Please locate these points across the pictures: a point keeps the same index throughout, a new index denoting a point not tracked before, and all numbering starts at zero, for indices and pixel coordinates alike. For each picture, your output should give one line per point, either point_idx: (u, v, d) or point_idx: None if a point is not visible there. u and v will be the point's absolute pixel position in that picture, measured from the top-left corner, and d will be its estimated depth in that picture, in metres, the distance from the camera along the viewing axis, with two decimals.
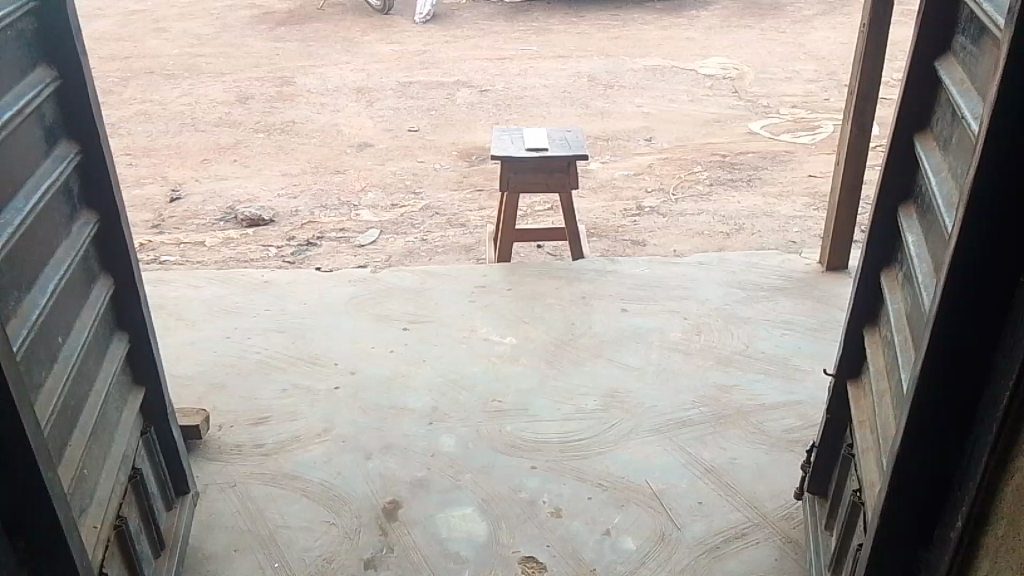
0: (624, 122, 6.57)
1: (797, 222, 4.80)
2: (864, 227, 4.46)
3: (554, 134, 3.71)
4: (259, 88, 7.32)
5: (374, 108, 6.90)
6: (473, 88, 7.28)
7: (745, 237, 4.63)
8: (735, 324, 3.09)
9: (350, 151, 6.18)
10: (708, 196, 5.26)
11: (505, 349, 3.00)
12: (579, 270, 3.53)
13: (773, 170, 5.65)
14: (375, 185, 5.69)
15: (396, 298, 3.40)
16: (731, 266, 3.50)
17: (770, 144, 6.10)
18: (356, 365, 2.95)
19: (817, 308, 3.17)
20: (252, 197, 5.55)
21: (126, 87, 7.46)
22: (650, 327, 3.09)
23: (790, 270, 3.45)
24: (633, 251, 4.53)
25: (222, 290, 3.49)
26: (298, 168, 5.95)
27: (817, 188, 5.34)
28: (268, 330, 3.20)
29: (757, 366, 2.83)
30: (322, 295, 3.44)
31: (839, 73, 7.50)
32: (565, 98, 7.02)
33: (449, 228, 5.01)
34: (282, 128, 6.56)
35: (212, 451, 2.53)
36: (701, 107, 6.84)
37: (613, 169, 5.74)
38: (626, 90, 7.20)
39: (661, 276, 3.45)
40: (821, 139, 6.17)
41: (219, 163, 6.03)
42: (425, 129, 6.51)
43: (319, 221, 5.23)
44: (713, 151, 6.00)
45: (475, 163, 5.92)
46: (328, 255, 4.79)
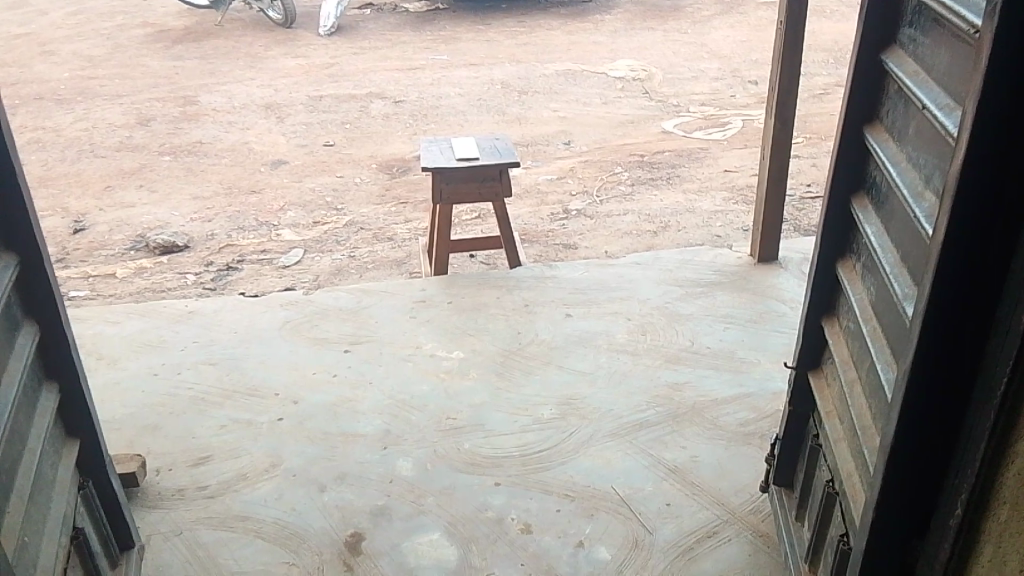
0: (541, 127, 6.59)
1: (720, 216, 4.90)
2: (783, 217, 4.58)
3: (482, 142, 3.65)
4: (160, 109, 7.00)
5: (285, 124, 6.70)
6: (386, 99, 7.17)
7: (673, 234, 4.69)
8: (677, 321, 3.11)
9: (264, 169, 5.97)
10: (632, 196, 5.32)
11: (452, 364, 2.93)
12: (517, 278, 3.50)
13: (691, 167, 5.77)
14: (294, 203, 5.51)
15: (333, 319, 3.29)
16: (667, 264, 3.53)
17: (685, 142, 6.23)
18: (298, 394, 2.82)
19: (754, 299, 3.23)
20: (163, 223, 5.29)
21: (14, 115, 7.02)
22: (595, 331, 3.08)
23: (724, 263, 3.50)
24: (566, 254, 4.53)
25: (143, 324, 3.29)
26: (211, 190, 5.71)
27: (735, 182, 5.47)
28: (199, 363, 3.03)
29: (704, 361, 2.85)
30: (253, 323, 3.29)
31: (742, 70, 7.73)
32: (481, 106, 7.00)
33: (376, 243, 4.90)
34: (189, 149, 6.28)
35: (151, 499, 2.37)
36: (615, 109, 6.93)
37: (536, 174, 5.75)
38: (540, 95, 7.23)
39: (600, 279, 3.45)
40: (732, 134, 6.35)
41: (124, 190, 5.73)
42: (340, 144, 6.35)
43: (237, 244, 5.03)
44: (632, 151, 6.08)
45: (396, 175, 5.81)
46: (251, 278, 4.60)
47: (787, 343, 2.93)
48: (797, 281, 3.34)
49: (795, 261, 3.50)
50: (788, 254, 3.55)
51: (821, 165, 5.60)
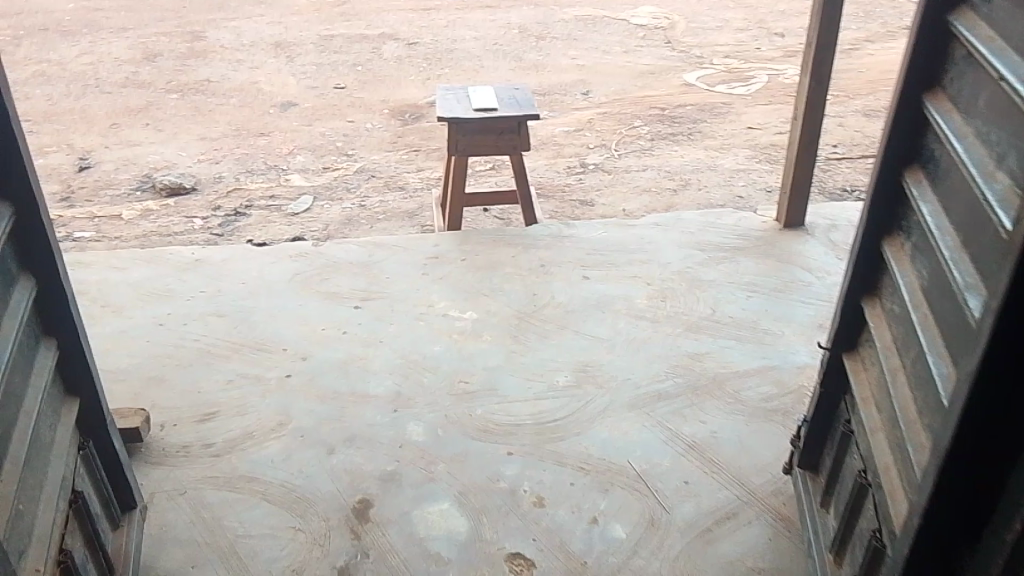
0: (559, 75, 6.39)
1: (742, 176, 4.75)
2: None
3: (501, 92, 3.50)
4: (167, 44, 6.80)
5: (295, 65, 6.50)
6: (399, 41, 6.94)
7: (693, 192, 4.55)
8: (699, 287, 3.00)
9: (274, 111, 5.81)
10: (651, 151, 5.17)
11: (465, 325, 2.84)
12: (534, 237, 3.39)
13: (713, 122, 5.58)
14: (303, 147, 5.37)
15: (343, 273, 3.19)
16: (689, 226, 3.41)
17: (707, 96, 6.03)
18: (307, 350, 2.73)
19: (779, 266, 3.11)
20: (170, 164, 5.16)
21: (18, 46, 6.83)
22: (613, 294, 2.98)
23: (748, 228, 3.38)
24: (582, 211, 4.40)
25: (149, 271, 3.19)
26: (219, 131, 5.56)
27: (758, 139, 5.30)
28: (205, 313, 2.93)
29: (726, 331, 2.75)
30: (262, 273, 3.19)
31: (768, 21, 7.46)
32: (497, 51, 6.77)
33: (387, 192, 4.79)
34: (196, 87, 6.11)
35: (155, 455, 2.31)
36: (635, 58, 6.70)
37: (552, 126, 5.60)
38: (559, 42, 6.99)
39: (620, 240, 3.34)
40: (757, 89, 6.14)
41: (130, 128, 5.58)
42: (352, 86, 6.18)
43: (245, 188, 4.91)
44: (652, 104, 5.89)
45: (409, 121, 5.66)
46: (259, 225, 4.49)
47: (812, 315, 2.84)
48: (824, 249, 3.22)
49: (823, 227, 3.37)
50: (815, 220, 3.42)
51: (848, 125, 5.42)
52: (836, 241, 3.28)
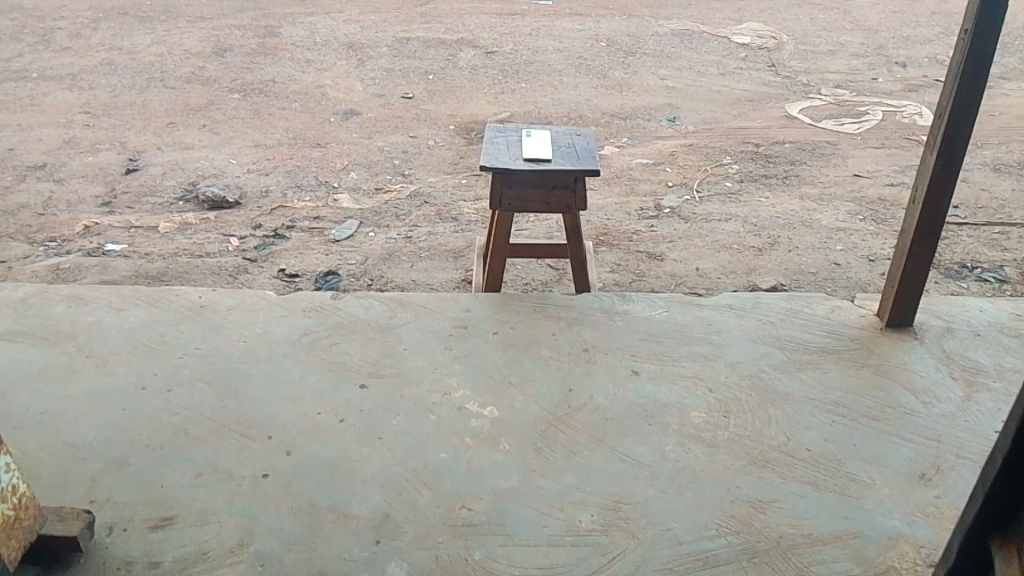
0: (645, 97, 5.84)
1: (841, 236, 4.13)
2: None
3: (560, 137, 3.02)
4: (240, 38, 6.59)
5: (365, 68, 6.17)
6: (477, 48, 6.52)
7: (780, 253, 3.97)
8: (771, 401, 2.47)
9: (335, 120, 5.50)
10: (737, 197, 4.59)
11: (481, 426, 2.39)
12: (581, 311, 2.91)
13: (813, 165, 4.95)
14: (359, 163, 5.05)
15: (357, 338, 2.79)
16: (767, 314, 2.86)
17: (808, 132, 5.38)
18: (295, 441, 2.33)
19: (875, 381, 2.54)
20: (218, 171, 4.90)
21: (95, 31, 6.74)
22: (665, 401, 2.47)
23: (840, 324, 2.81)
24: (648, 266, 3.88)
25: (148, 317, 2.88)
26: (275, 138, 5.28)
27: (864, 190, 4.65)
28: (194, 380, 2.58)
29: (800, 471, 2.21)
30: (267, 329, 2.82)
31: (888, 48, 6.70)
32: (580, 65, 6.27)
33: (438, 222, 4.43)
34: (260, 87, 5.85)
35: (93, 572, 1.96)
36: (732, 82, 6.08)
37: (629, 156, 5.08)
38: (649, 58, 6.43)
39: (683, 324, 2.83)
40: (868, 127, 5.44)
41: (186, 128, 5.36)
42: (420, 97, 5.81)
43: (290, 206, 4.61)
44: (745, 138, 5.29)
45: (474, 142, 5.29)
46: (296, 251, 4.15)
47: (911, 458, 2.26)
48: (934, 362, 2.62)
49: (935, 331, 2.77)
50: (926, 320, 2.82)
51: (973, 181, 4.70)
52: (950, 351, 2.67)
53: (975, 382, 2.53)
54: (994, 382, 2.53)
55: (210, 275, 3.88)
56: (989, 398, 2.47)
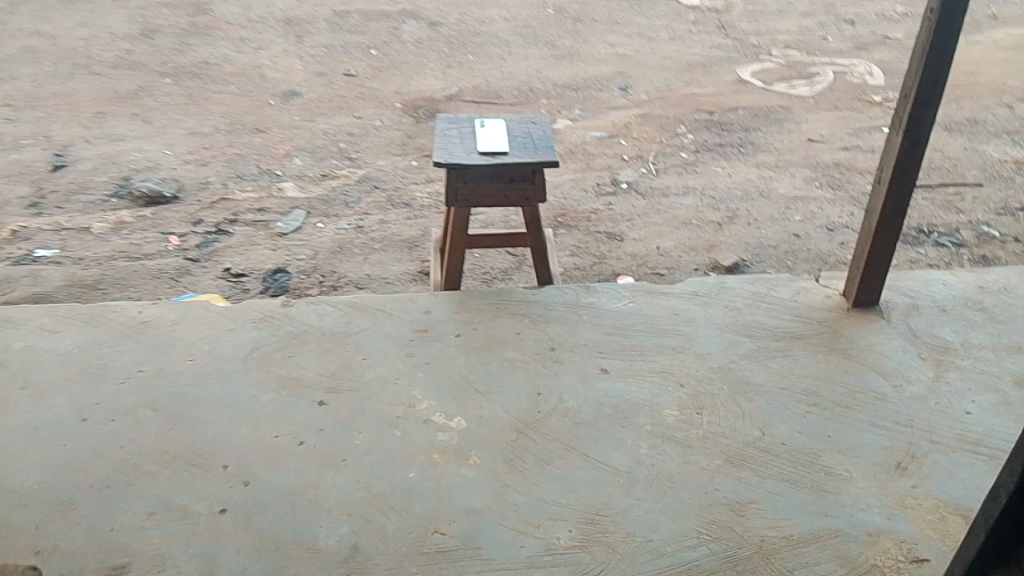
0: (596, 66, 5.70)
1: (800, 205, 4.10)
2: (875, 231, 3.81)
3: (514, 127, 2.90)
4: (168, 17, 6.24)
5: (304, 45, 5.90)
6: (420, 20, 6.29)
7: (740, 227, 3.91)
8: (743, 393, 2.42)
9: (275, 103, 5.26)
10: (693, 168, 4.52)
11: (449, 440, 2.30)
12: (544, 306, 2.82)
13: (768, 131, 4.90)
14: (303, 148, 4.84)
15: (312, 349, 2.66)
16: (733, 299, 2.81)
17: (761, 97, 5.32)
18: (252, 471, 2.23)
19: (845, 366, 2.51)
20: (154, 164, 4.65)
21: (10, 14, 6.32)
22: (637, 399, 2.41)
23: (806, 306, 2.77)
24: (608, 247, 3.80)
25: (86, 339, 2.71)
26: (212, 125, 5.02)
27: (820, 156, 4.61)
28: (140, 407, 2.45)
29: (776, 468, 2.17)
30: (215, 344, 2.68)
31: (836, 6, 6.66)
32: (528, 35, 6.10)
33: (391, 209, 4.28)
34: (193, 70, 5.56)
35: None
36: (683, 47, 5.97)
37: (583, 130, 4.97)
38: (598, 25, 6.28)
39: (649, 315, 2.76)
40: (820, 89, 5.40)
41: (116, 117, 5.07)
42: (363, 74, 5.59)
43: (233, 199, 4.40)
44: (698, 105, 5.21)
45: (423, 120, 5.11)
46: (241, 247, 3.97)
47: (886, 447, 2.24)
48: (902, 342, 2.60)
49: (901, 308, 2.74)
50: (891, 297, 2.79)
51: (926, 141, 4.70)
52: (917, 329, 2.65)
53: (944, 362, 2.52)
54: (961, 360, 2.52)
55: (151, 280, 3.68)
56: (958, 378, 2.46)
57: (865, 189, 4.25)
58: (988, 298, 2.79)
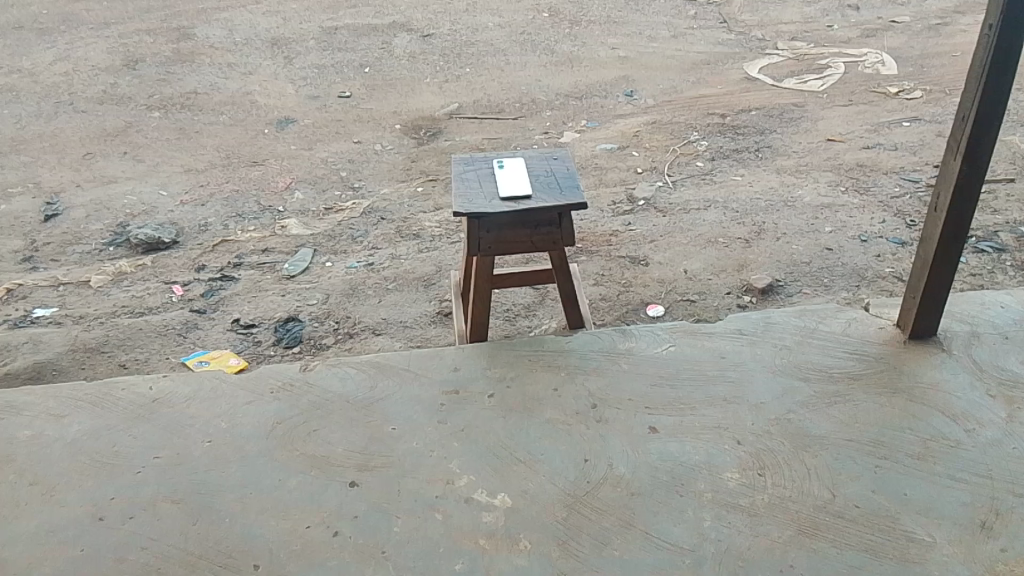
0: (598, 70, 5.51)
1: (828, 213, 3.92)
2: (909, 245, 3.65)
3: (535, 167, 2.72)
4: (151, 45, 6.02)
5: (294, 67, 5.70)
6: (413, 32, 6.08)
7: (769, 242, 3.73)
8: (806, 448, 2.25)
9: (269, 131, 5.06)
10: (711, 178, 4.34)
11: (495, 522, 2.12)
12: (581, 356, 2.65)
13: (784, 132, 4.71)
14: (303, 179, 4.64)
15: (337, 421, 2.48)
16: (781, 337, 2.64)
17: (773, 94, 5.13)
18: (286, 572, 2.05)
19: (912, 409, 2.34)
20: (149, 207, 4.45)
21: None
22: (693, 462, 2.24)
23: (860, 340, 2.60)
24: (633, 273, 3.62)
25: (94, 424, 2.53)
26: (206, 159, 4.82)
27: (841, 156, 4.43)
28: (158, 500, 2.26)
29: (854, 537, 2.01)
30: (233, 422, 2.50)
31: None
32: (524, 42, 5.90)
33: (400, 242, 4.09)
34: (181, 101, 5.35)
35: None
36: (686, 45, 5.78)
37: (592, 142, 4.78)
38: (595, 26, 6.08)
39: (694, 360, 2.58)
40: (833, 82, 5.21)
41: (106, 158, 4.86)
42: (358, 95, 5.38)
43: (235, 240, 4.20)
44: (709, 108, 5.02)
45: (424, 141, 4.92)
46: (248, 294, 3.78)
47: (968, 504, 2.07)
48: (968, 378, 2.43)
49: (962, 338, 2.57)
50: (949, 326, 2.62)
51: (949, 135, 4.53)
52: (982, 362, 2.47)
53: (1016, 399, 2.35)
54: None
55: (156, 337, 3.50)
56: None
57: (894, 191, 4.07)
58: None
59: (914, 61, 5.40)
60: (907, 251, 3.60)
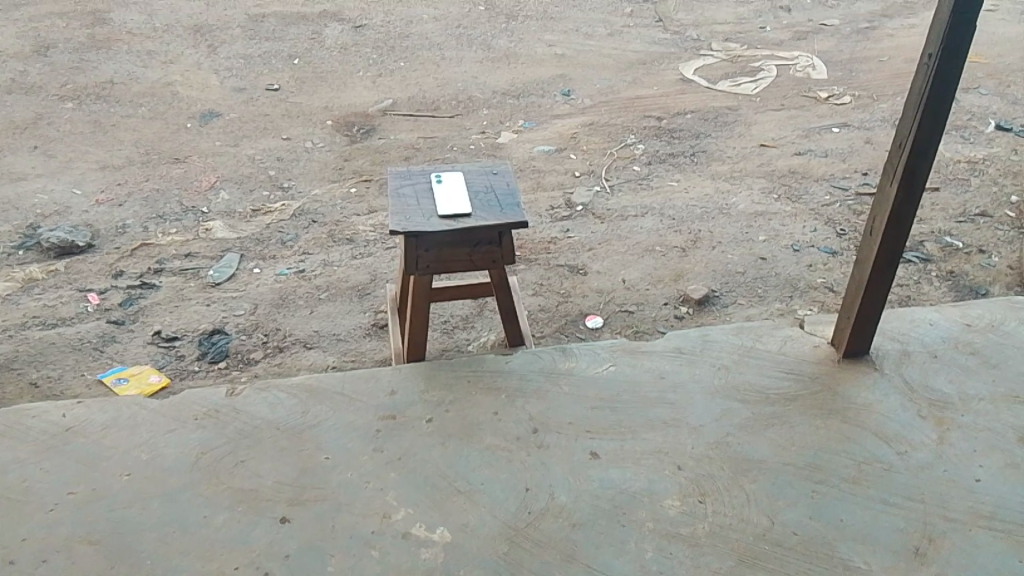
0: (535, 68, 5.44)
1: (762, 221, 3.96)
2: (841, 255, 3.71)
3: (475, 182, 2.64)
4: (63, 29, 5.67)
5: (219, 57, 5.45)
6: (344, 22, 5.89)
7: (705, 251, 3.75)
8: (746, 473, 2.25)
9: (193, 126, 4.82)
10: (648, 183, 4.34)
11: (434, 559, 2.06)
12: (521, 377, 2.59)
13: (719, 137, 4.74)
14: (229, 178, 4.45)
15: (267, 450, 2.37)
16: (719, 357, 2.64)
17: (708, 97, 5.16)
18: None
19: (847, 431, 2.37)
20: (61, 207, 4.19)
21: None
22: (634, 490, 2.21)
23: (796, 360, 2.62)
24: (571, 282, 3.60)
25: (1, 458, 2.36)
26: (124, 156, 4.56)
27: (774, 162, 4.49)
28: (72, 541, 2.12)
29: (793, 566, 2.02)
30: (155, 453, 2.36)
31: None
32: (459, 36, 5.78)
33: (333, 247, 3.96)
34: (97, 91, 5.05)
35: None
36: (623, 43, 5.76)
37: (529, 143, 4.72)
38: (532, 21, 6.00)
39: (634, 381, 2.56)
40: (766, 85, 5.27)
41: (13, 152, 4.56)
42: (288, 88, 5.18)
43: (155, 243, 3.99)
44: (645, 110, 5.01)
45: (357, 139, 4.77)
46: (171, 303, 3.60)
47: (901, 530, 2.10)
48: (899, 398, 2.48)
49: (893, 357, 2.62)
50: (881, 345, 2.67)
51: (876, 142, 4.63)
52: (912, 382, 2.53)
53: (944, 420, 2.41)
54: (961, 416, 2.42)
55: (70, 352, 3.29)
56: (962, 439, 2.35)
57: (825, 199, 4.14)
58: (976, 339, 2.70)
59: (844, 65, 5.50)
60: (837, 261, 3.67)
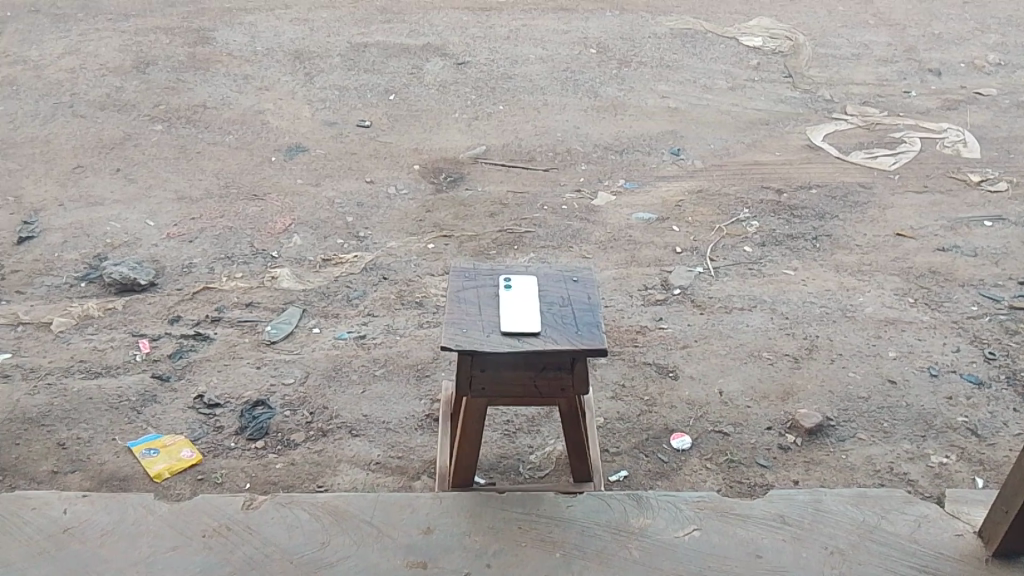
0: (644, 121, 4.99)
1: (892, 332, 3.38)
2: (989, 387, 3.09)
3: (549, 291, 2.23)
4: (166, 45, 5.62)
5: (314, 86, 5.25)
6: (447, 57, 5.62)
7: (820, 365, 3.20)
8: None
9: (276, 159, 4.62)
10: (759, 269, 3.81)
11: None
12: (583, 530, 2.15)
13: (846, 219, 4.16)
14: (304, 221, 4.19)
15: None
16: (830, 536, 2.13)
17: (837, 169, 4.57)
18: None
19: None
20: (131, 238, 4.03)
21: None
22: None
23: (931, 556, 2.08)
24: (658, 386, 3.12)
25: None
26: (202, 187, 4.39)
27: (910, 257, 3.88)
28: None
29: None
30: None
31: (918, 50, 5.88)
32: (565, 80, 5.40)
33: (400, 310, 3.62)
34: (187, 115, 4.93)
35: None
36: (744, 99, 5.23)
37: (627, 208, 4.27)
38: (645, 68, 5.56)
39: (721, 556, 2.08)
40: (906, 160, 4.64)
41: (95, 174, 4.45)
42: (379, 125, 4.92)
43: (217, 288, 3.75)
44: (763, 179, 4.48)
45: (443, 187, 4.44)
46: (220, 361, 3.33)
47: None
48: None
49: None
50: None
51: None
52: None
53: None
54: None
55: (106, 411, 3.06)
56: None
57: (971, 310, 3.51)
58: None
59: (1001, 144, 4.80)
60: (983, 394, 3.06)
